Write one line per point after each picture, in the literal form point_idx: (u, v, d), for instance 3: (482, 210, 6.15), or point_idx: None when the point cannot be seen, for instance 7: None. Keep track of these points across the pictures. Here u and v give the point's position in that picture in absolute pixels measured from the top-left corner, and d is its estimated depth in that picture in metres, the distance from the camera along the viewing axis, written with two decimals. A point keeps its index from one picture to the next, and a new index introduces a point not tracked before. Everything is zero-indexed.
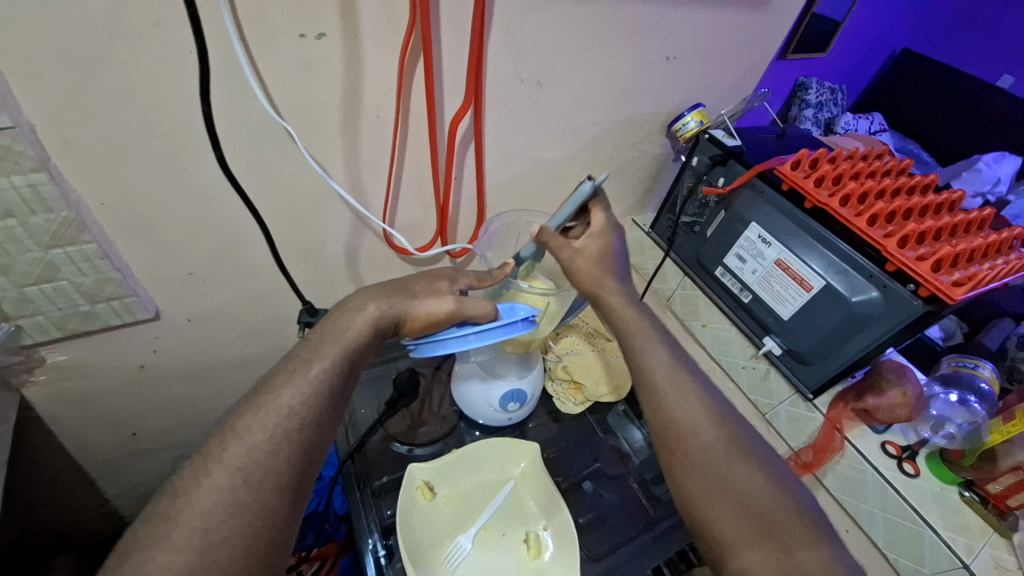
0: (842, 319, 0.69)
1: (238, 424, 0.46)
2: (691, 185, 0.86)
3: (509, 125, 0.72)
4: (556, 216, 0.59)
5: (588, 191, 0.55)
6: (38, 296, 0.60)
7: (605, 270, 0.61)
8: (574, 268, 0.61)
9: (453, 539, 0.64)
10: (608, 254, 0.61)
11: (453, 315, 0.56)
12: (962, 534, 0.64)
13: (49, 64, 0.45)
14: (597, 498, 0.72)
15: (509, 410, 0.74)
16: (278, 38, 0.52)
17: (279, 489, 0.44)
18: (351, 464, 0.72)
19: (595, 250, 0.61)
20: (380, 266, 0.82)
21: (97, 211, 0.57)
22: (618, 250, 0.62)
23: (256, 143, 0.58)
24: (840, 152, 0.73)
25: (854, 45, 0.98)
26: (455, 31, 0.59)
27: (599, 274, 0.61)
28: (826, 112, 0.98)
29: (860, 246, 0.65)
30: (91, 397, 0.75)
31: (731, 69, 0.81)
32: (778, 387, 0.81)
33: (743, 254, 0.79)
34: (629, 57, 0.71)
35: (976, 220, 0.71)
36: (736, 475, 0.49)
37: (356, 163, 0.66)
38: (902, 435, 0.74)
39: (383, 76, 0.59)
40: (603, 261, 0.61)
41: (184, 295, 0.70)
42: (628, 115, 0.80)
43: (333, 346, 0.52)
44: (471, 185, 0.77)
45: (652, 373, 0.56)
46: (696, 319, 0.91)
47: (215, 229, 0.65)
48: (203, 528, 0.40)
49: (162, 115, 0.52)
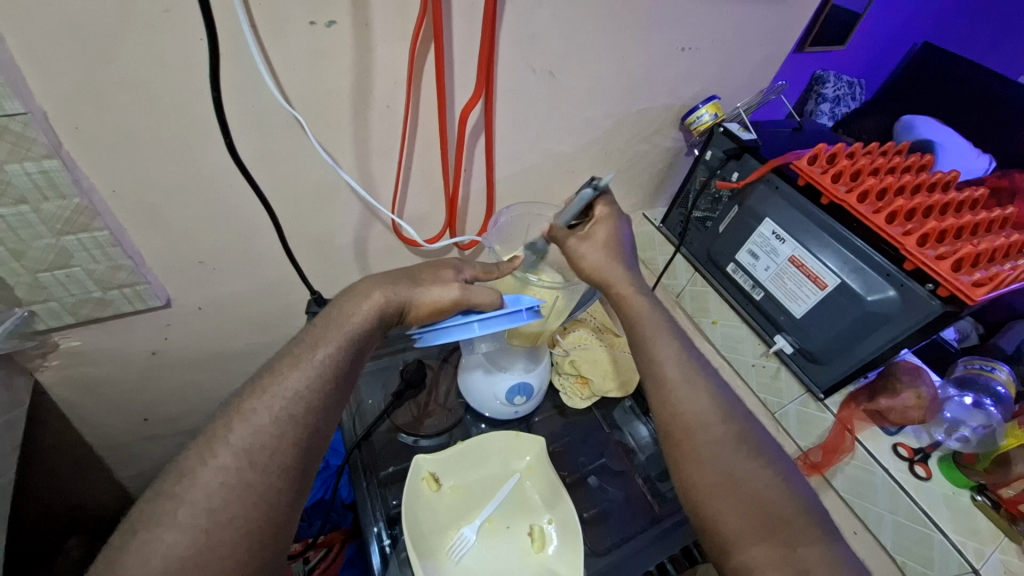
0: (856, 318, 0.67)
1: (243, 406, 0.46)
2: (704, 179, 0.85)
3: (521, 116, 0.71)
4: (562, 216, 0.60)
5: (590, 196, 0.57)
6: (51, 282, 0.61)
7: (612, 255, 0.61)
8: (581, 256, 0.60)
9: (458, 530, 0.65)
10: (615, 241, 0.61)
11: (458, 303, 0.56)
12: (973, 539, 0.63)
13: (60, 52, 0.45)
14: (601, 493, 0.72)
15: (516, 403, 0.74)
16: (289, 26, 0.51)
17: (284, 472, 0.44)
18: (358, 453, 0.72)
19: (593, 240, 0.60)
20: (388, 257, 0.81)
21: (109, 198, 0.57)
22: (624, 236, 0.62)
23: (267, 131, 0.58)
24: (859, 148, 0.71)
25: (870, 40, 0.97)
26: (467, 20, 0.58)
27: (605, 259, 0.60)
28: (843, 106, 0.96)
29: (878, 244, 0.63)
30: (103, 381, 0.76)
31: (746, 61, 0.79)
32: (788, 386, 0.80)
33: (756, 250, 0.78)
34: (643, 48, 0.70)
35: (997, 219, 0.69)
36: (743, 470, 0.49)
37: (366, 153, 0.65)
38: (914, 437, 0.73)
39: (394, 66, 0.58)
40: (610, 247, 0.61)
41: (194, 284, 0.71)
42: (640, 108, 0.78)
43: (338, 331, 0.52)
44: (480, 177, 0.76)
45: (659, 373, 0.55)
46: (706, 315, 0.90)
47: (226, 219, 0.65)
48: (208, 509, 0.40)
49: (172, 102, 0.52)
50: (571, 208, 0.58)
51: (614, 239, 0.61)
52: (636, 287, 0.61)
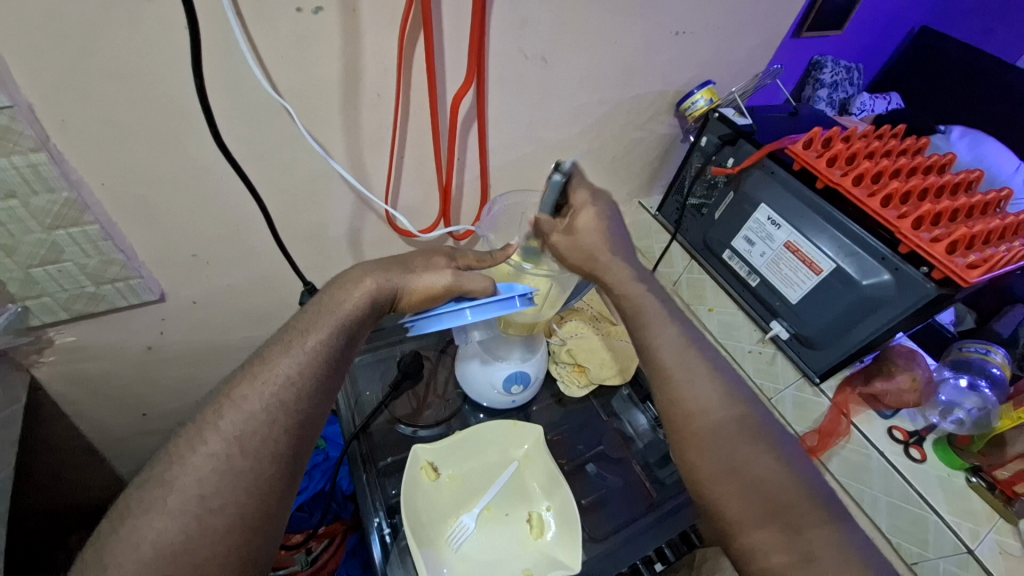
0: (851, 302, 0.67)
1: (234, 393, 0.46)
2: (699, 165, 0.84)
3: (514, 103, 0.70)
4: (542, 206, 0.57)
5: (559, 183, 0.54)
6: (43, 278, 0.60)
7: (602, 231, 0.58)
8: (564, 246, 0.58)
9: (457, 518, 0.65)
10: (602, 226, 0.57)
11: (451, 288, 0.57)
12: (968, 519, 0.64)
13: (41, 44, 0.44)
14: (600, 480, 0.72)
15: (513, 393, 0.74)
16: (274, 13, 0.50)
17: (276, 458, 0.44)
18: (356, 445, 0.72)
19: (589, 222, 0.57)
20: (383, 248, 0.81)
21: (98, 191, 0.56)
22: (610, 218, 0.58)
23: (256, 122, 0.58)
24: (854, 131, 0.71)
25: (869, 22, 0.95)
26: (456, 7, 0.57)
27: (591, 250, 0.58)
28: (841, 92, 0.96)
29: (873, 228, 0.63)
30: (98, 377, 0.76)
31: (742, 45, 0.79)
32: (784, 371, 0.81)
33: (752, 236, 0.78)
34: (635, 32, 0.69)
35: (992, 201, 0.69)
36: (746, 457, 0.48)
37: (357, 143, 0.65)
38: (909, 420, 0.73)
39: (383, 53, 0.58)
40: (597, 235, 0.57)
41: (187, 277, 0.70)
42: (633, 94, 0.78)
43: (329, 318, 0.51)
44: (474, 166, 0.75)
45: (657, 358, 0.54)
46: (703, 303, 0.90)
47: (218, 212, 0.64)
48: (200, 495, 0.41)
49: (159, 93, 0.51)
50: (545, 199, 0.56)
51: (601, 223, 0.57)
52: (635, 265, 0.59)
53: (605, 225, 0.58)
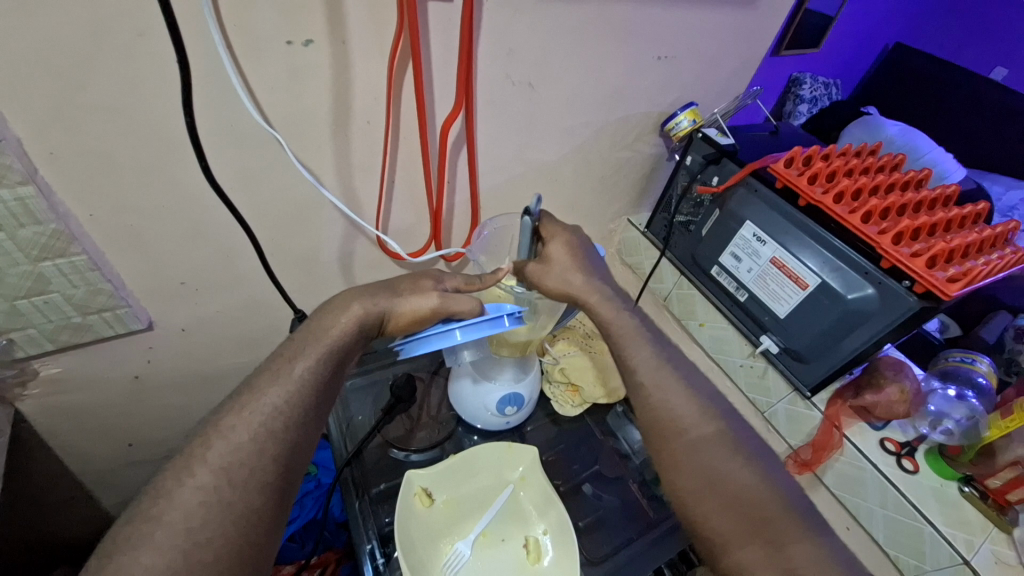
0: (837, 317, 0.68)
1: (222, 424, 0.45)
2: (685, 184, 0.86)
3: (503, 127, 0.71)
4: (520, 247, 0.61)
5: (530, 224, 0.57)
6: (29, 309, 0.60)
7: (574, 267, 0.60)
8: (542, 279, 0.60)
9: (452, 545, 0.64)
10: (574, 252, 0.61)
11: (437, 311, 0.57)
12: (962, 530, 0.64)
13: (28, 80, 0.45)
14: (596, 500, 0.72)
15: (507, 414, 0.74)
16: (265, 47, 0.51)
17: (265, 489, 0.43)
18: (349, 470, 0.71)
19: (561, 251, 0.61)
20: (375, 271, 0.81)
21: (86, 222, 0.56)
22: (580, 247, 0.62)
23: (244, 151, 0.58)
24: (833, 149, 0.72)
25: (846, 38, 1.01)
26: (443, 36, 0.58)
27: (568, 276, 0.60)
28: (821, 105, 1.00)
29: (854, 242, 0.64)
30: (83, 408, 0.75)
31: (722, 68, 0.81)
32: (776, 385, 0.81)
33: (738, 252, 0.79)
34: (618, 58, 0.71)
35: (969, 215, 0.71)
36: (728, 473, 0.49)
37: (348, 169, 0.65)
38: (901, 431, 0.74)
39: (373, 83, 0.59)
40: (570, 262, 0.61)
41: (176, 305, 0.70)
42: (620, 116, 0.80)
43: (318, 345, 0.51)
44: (464, 190, 0.76)
45: (651, 378, 0.55)
46: (693, 318, 0.91)
47: (206, 239, 0.64)
48: (187, 529, 0.40)
49: (147, 125, 0.52)
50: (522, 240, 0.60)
51: (573, 251, 0.61)
52: (612, 290, 0.61)
53: (578, 253, 0.61)
